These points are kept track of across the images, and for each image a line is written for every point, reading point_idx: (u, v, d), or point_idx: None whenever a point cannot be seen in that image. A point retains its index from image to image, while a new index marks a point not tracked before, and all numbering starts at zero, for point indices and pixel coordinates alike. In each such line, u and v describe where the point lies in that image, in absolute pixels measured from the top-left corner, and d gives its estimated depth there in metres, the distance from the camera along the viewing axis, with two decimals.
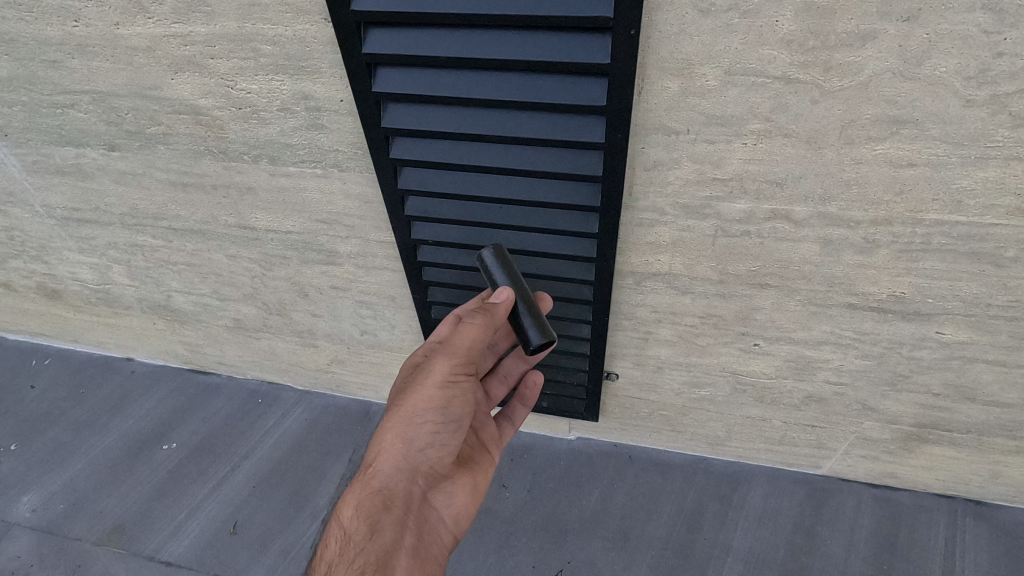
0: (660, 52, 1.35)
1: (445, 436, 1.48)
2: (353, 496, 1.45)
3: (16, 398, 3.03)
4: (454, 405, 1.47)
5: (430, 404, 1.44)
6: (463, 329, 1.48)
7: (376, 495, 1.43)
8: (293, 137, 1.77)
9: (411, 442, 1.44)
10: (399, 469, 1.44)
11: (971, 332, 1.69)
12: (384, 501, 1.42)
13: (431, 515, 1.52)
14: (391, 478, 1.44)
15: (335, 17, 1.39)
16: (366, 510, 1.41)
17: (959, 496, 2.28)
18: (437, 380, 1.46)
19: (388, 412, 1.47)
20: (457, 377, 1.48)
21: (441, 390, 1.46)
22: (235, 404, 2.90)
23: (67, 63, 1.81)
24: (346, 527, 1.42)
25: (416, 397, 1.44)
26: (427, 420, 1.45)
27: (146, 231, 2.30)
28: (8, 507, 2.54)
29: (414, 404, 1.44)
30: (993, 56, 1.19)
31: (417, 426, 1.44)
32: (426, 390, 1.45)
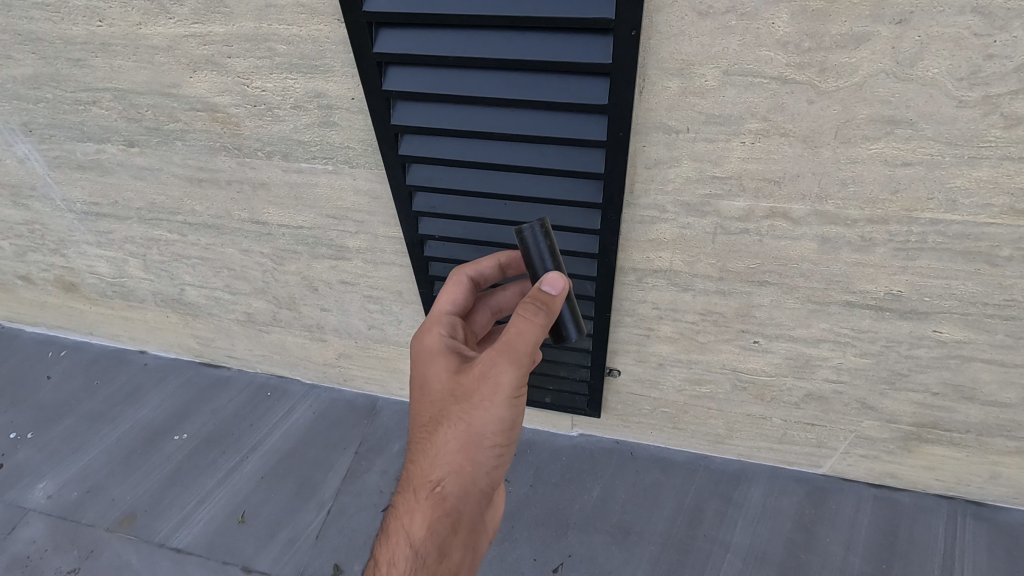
0: (661, 53, 1.39)
1: (511, 451, 1.41)
2: (421, 515, 1.37)
3: (33, 388, 3.11)
4: (521, 420, 1.38)
5: (501, 427, 1.34)
6: (528, 336, 1.35)
7: (447, 519, 1.36)
8: (306, 134, 1.83)
9: (482, 466, 1.36)
10: (470, 492, 1.36)
11: (968, 331, 1.72)
12: (455, 525, 1.36)
13: (488, 524, 1.50)
14: (461, 502, 1.36)
15: (348, 18, 1.45)
16: (437, 535, 1.35)
17: (960, 498, 2.29)
18: (507, 400, 1.33)
19: (453, 432, 1.34)
20: (524, 389, 1.38)
21: (511, 409, 1.35)
22: (245, 396, 2.95)
23: (90, 61, 1.89)
24: (416, 547, 1.36)
25: (488, 420, 1.33)
26: (497, 442, 1.35)
27: (161, 226, 2.37)
28: (23, 493, 2.61)
29: (485, 424, 1.33)
30: (984, 58, 1.23)
31: (489, 450, 1.35)
32: (495, 409, 1.33)
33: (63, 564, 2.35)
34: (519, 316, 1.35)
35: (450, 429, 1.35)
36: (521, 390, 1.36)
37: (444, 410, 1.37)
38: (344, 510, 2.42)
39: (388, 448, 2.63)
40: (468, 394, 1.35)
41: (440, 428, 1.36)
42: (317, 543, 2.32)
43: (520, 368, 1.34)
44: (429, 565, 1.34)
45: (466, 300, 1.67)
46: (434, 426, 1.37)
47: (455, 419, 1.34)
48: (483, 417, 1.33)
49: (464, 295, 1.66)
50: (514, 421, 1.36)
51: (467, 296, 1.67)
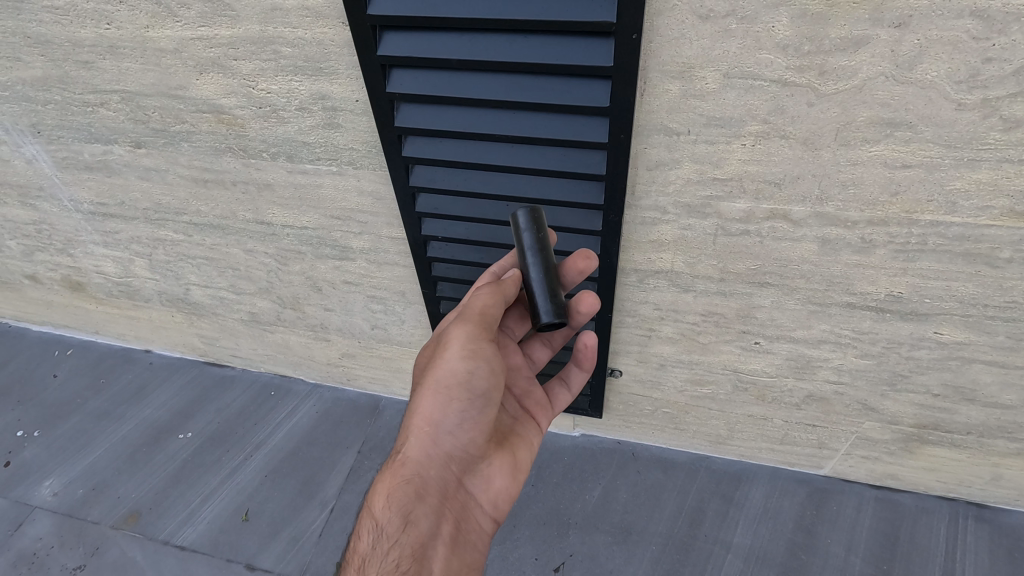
0: (661, 56, 1.40)
1: (473, 413, 1.55)
2: (384, 485, 1.50)
3: (40, 386, 3.14)
4: (477, 378, 1.52)
5: (453, 382, 1.50)
6: (477, 304, 1.56)
7: (408, 484, 1.48)
8: (310, 136, 1.85)
9: (439, 425, 1.52)
10: (430, 454, 1.52)
11: (968, 332, 1.72)
12: (416, 490, 1.48)
13: (466, 501, 1.60)
14: (422, 465, 1.51)
15: (352, 21, 1.46)
16: (399, 501, 1.46)
17: (961, 499, 2.29)
18: (457, 355, 1.51)
19: (416, 398, 1.54)
20: (480, 348, 1.53)
21: (462, 364, 1.51)
22: (249, 395, 2.98)
23: (98, 64, 1.91)
24: (380, 518, 1.46)
25: (440, 377, 1.51)
26: (455, 398, 1.51)
27: (167, 226, 2.39)
28: (30, 490, 2.64)
29: (439, 382, 1.50)
30: (982, 61, 1.24)
31: (444, 409, 1.51)
32: (445, 367, 1.51)
33: (69, 561, 2.37)
34: (472, 292, 1.59)
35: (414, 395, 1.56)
36: (474, 348, 1.52)
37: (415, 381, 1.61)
38: (347, 508, 2.44)
39: (391, 448, 2.65)
40: (429, 361, 1.57)
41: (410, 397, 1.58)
42: (320, 541, 2.34)
43: (467, 328, 1.53)
44: (391, 533, 1.44)
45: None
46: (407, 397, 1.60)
47: (417, 385, 1.56)
48: (436, 376, 1.51)
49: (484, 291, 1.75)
50: (468, 377, 1.51)
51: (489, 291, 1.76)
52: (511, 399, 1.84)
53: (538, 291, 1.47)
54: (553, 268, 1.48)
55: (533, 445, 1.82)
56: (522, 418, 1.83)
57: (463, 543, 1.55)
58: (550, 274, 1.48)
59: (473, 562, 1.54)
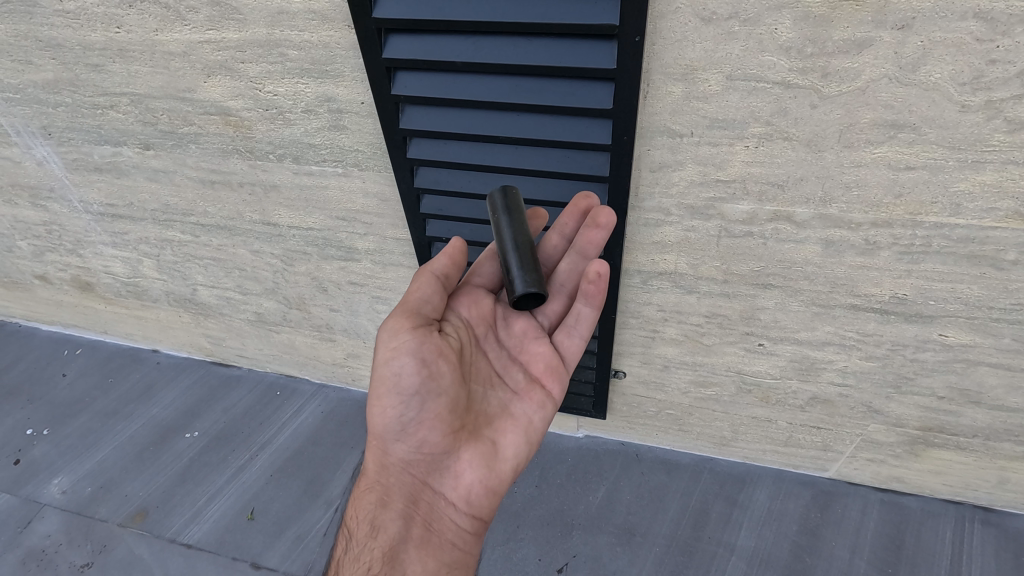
0: (664, 57, 1.41)
1: (412, 413, 1.53)
2: (359, 495, 1.64)
3: (49, 385, 3.17)
4: (402, 378, 1.51)
5: (381, 388, 1.53)
6: (411, 291, 1.61)
7: (372, 492, 1.59)
8: (316, 138, 1.86)
9: (382, 433, 1.56)
10: (385, 462, 1.59)
11: (974, 335, 1.71)
12: (378, 497, 1.57)
13: (438, 501, 1.59)
14: (380, 474, 1.60)
15: (357, 25, 1.48)
16: (366, 509, 1.58)
17: (967, 502, 2.28)
18: (380, 359, 1.53)
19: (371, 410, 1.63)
20: (399, 343, 1.51)
21: (386, 367, 1.52)
22: (254, 395, 3.00)
23: (108, 67, 1.93)
24: (354, 528, 1.58)
25: (371, 382, 1.55)
26: (388, 402, 1.53)
27: (175, 227, 2.42)
28: (39, 488, 2.66)
29: (372, 388, 1.55)
30: (986, 63, 1.24)
31: (380, 415, 1.55)
32: (374, 373, 1.55)
33: (77, 558, 2.39)
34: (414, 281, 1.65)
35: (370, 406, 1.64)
36: (396, 346, 1.51)
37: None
38: None
39: None
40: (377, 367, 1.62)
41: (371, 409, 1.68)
42: (324, 540, 2.35)
43: (388, 325, 1.54)
44: (360, 538, 1.54)
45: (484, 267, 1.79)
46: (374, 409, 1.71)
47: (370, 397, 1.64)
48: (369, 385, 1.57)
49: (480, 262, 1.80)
50: (395, 378, 1.51)
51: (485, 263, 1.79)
52: (508, 375, 1.73)
53: (512, 265, 1.44)
54: (527, 243, 1.45)
55: (533, 421, 1.68)
56: (522, 393, 1.71)
57: (436, 542, 1.56)
58: (522, 248, 1.44)
59: (451, 561, 1.56)
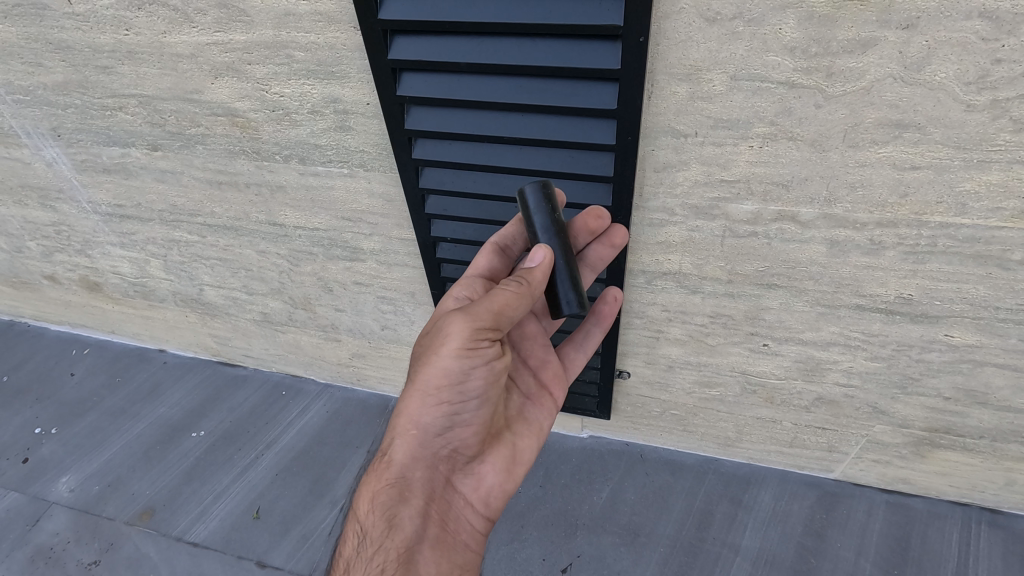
0: (669, 58, 1.42)
1: (465, 414, 1.52)
2: (369, 486, 1.51)
3: (57, 385, 3.20)
4: (470, 378, 1.46)
5: (443, 382, 1.44)
6: (499, 299, 1.42)
7: (392, 486, 1.48)
8: (322, 139, 1.88)
9: (426, 426, 1.49)
10: (416, 456, 1.51)
11: (980, 335, 1.71)
12: (400, 493, 1.48)
13: (456, 500, 1.58)
14: (407, 467, 1.50)
15: (364, 26, 1.49)
16: (383, 504, 1.47)
17: (974, 504, 2.27)
18: (450, 353, 1.43)
19: (403, 397, 1.51)
20: (478, 347, 1.45)
21: (456, 363, 1.44)
22: (260, 394, 3.02)
23: (117, 69, 1.95)
24: (364, 522, 1.48)
25: (429, 373, 1.44)
26: (443, 398, 1.46)
27: (182, 227, 2.44)
28: (48, 486, 2.69)
29: (431, 380, 1.45)
30: (991, 62, 1.23)
31: (431, 409, 1.47)
32: (437, 366, 1.44)
33: (85, 556, 2.41)
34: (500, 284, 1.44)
35: (402, 392, 1.52)
36: (473, 349, 1.44)
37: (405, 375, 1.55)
38: None
39: None
40: (422, 354, 1.49)
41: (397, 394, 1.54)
42: (329, 540, 2.35)
43: (471, 325, 1.42)
44: (375, 536, 1.45)
45: (494, 264, 1.71)
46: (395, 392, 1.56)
47: (405, 383, 1.51)
48: (424, 376, 1.46)
49: (489, 260, 1.70)
50: (463, 377, 1.46)
51: (495, 260, 1.71)
52: (522, 379, 1.78)
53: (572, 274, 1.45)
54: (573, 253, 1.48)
55: (542, 428, 1.76)
56: (534, 398, 1.78)
57: (452, 544, 1.54)
58: (572, 258, 1.46)
59: (464, 563, 1.54)
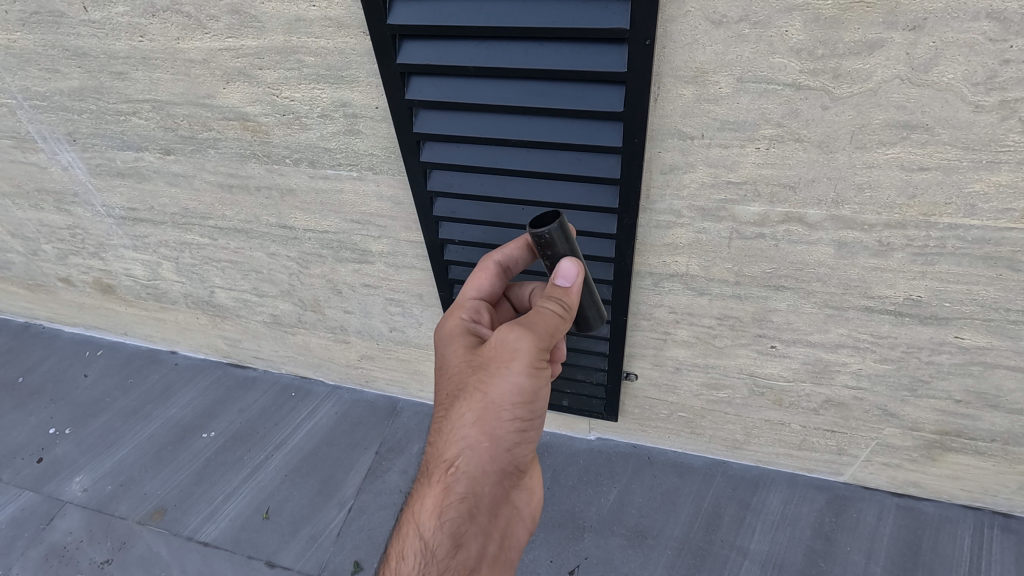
0: (675, 60, 1.42)
1: (532, 431, 1.42)
2: (435, 499, 1.38)
3: (72, 385, 3.24)
4: (539, 397, 1.39)
5: (517, 401, 1.35)
6: (549, 320, 1.38)
7: (461, 502, 1.37)
8: (332, 142, 1.90)
9: (499, 442, 1.37)
10: (486, 472, 1.37)
11: (990, 337, 1.70)
12: (469, 510, 1.37)
13: (512, 515, 1.50)
14: (478, 484, 1.37)
15: (373, 31, 1.51)
16: (451, 522, 1.36)
17: (986, 508, 2.24)
18: (519, 370, 1.34)
19: (469, 410, 1.36)
20: (542, 365, 1.38)
21: (526, 381, 1.35)
22: (270, 396, 3.04)
23: (132, 74, 1.99)
24: (429, 538, 1.37)
25: (502, 389, 1.34)
26: (515, 414, 1.36)
27: (194, 230, 2.47)
28: (61, 485, 2.73)
29: (505, 396, 1.34)
30: (1000, 63, 1.23)
31: (504, 426, 1.36)
32: (509, 384, 1.35)
33: (97, 555, 2.44)
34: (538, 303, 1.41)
35: (468, 404, 1.37)
36: (540, 365, 1.37)
37: (463, 384, 1.40)
38: (364, 509, 2.48)
39: (409, 448, 2.69)
40: (482, 367, 1.38)
41: (459, 404, 1.38)
42: (338, 541, 2.38)
43: (536, 343, 1.35)
44: (442, 556, 1.36)
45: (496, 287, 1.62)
46: (453, 401, 1.40)
47: (471, 395, 1.37)
48: (496, 389, 1.35)
49: (490, 282, 1.61)
50: (533, 396, 1.37)
51: (495, 283, 1.62)
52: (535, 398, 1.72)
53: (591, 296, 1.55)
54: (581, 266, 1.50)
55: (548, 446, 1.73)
56: None
57: (505, 560, 1.49)
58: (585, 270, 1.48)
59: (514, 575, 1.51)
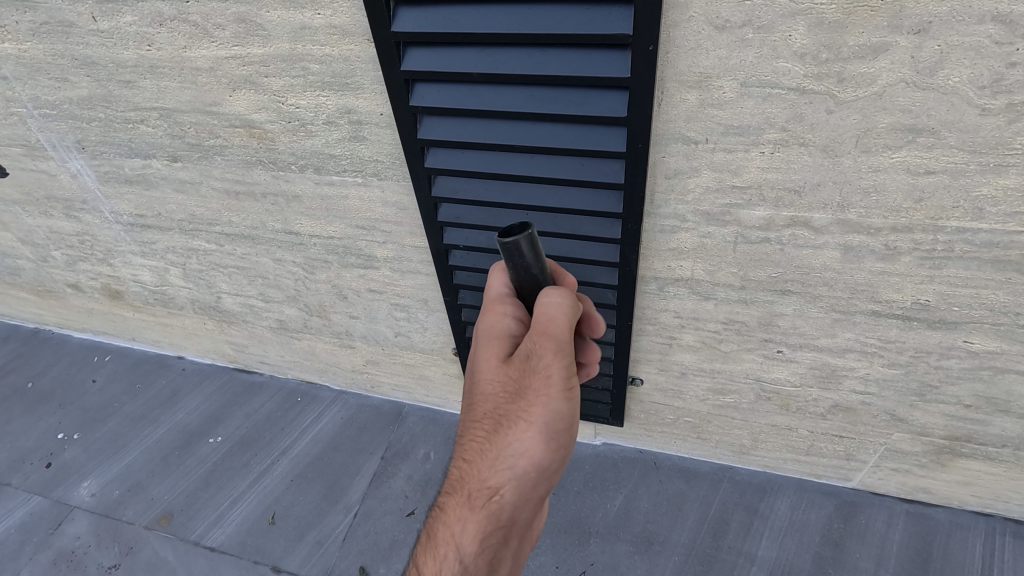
0: (678, 66, 1.42)
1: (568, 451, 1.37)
2: (473, 527, 1.26)
3: (79, 391, 3.27)
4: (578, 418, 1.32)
5: (561, 425, 1.26)
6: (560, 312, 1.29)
7: (500, 530, 1.28)
8: (337, 149, 1.91)
9: (542, 469, 1.28)
10: (525, 500, 1.30)
11: (1000, 341, 1.67)
12: (506, 536, 1.29)
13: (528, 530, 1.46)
14: (517, 509, 1.29)
15: (376, 38, 1.52)
16: (488, 549, 1.27)
17: (998, 515, 2.21)
18: (562, 394, 1.25)
19: (508, 434, 1.26)
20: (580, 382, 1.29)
21: (568, 404, 1.27)
22: (276, 401, 3.06)
23: (139, 83, 2.01)
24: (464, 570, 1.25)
25: (546, 416, 1.24)
26: (559, 438, 1.28)
27: (200, 236, 2.49)
28: (70, 490, 2.74)
29: (550, 421, 1.24)
30: (1006, 66, 1.22)
31: (549, 453, 1.28)
32: (553, 407, 1.25)
33: (105, 560, 2.45)
34: (547, 298, 1.30)
35: (511, 428, 1.25)
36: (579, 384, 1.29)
37: (501, 404, 1.28)
38: (369, 513, 2.48)
39: (414, 453, 2.70)
40: (522, 388, 1.26)
41: (501, 427, 1.26)
42: (344, 546, 2.38)
43: (567, 358, 1.27)
44: None
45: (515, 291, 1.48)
46: (494, 423, 1.28)
47: (516, 417, 1.25)
48: (541, 413, 1.24)
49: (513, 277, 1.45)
50: (574, 417, 1.29)
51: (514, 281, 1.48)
52: None
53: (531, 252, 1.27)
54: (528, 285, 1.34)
55: None
56: None
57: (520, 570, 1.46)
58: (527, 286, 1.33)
59: None
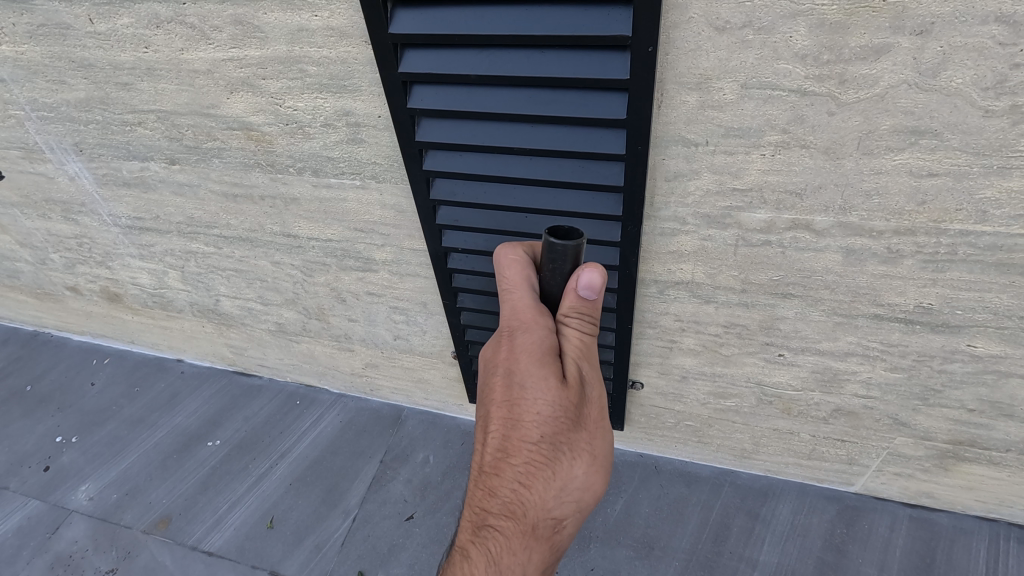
0: (678, 67, 1.41)
1: None
2: (539, 555, 1.26)
3: (78, 394, 3.26)
4: None
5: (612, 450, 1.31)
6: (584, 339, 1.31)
7: (558, 552, 1.30)
8: (335, 151, 1.90)
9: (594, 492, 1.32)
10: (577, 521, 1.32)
11: (1005, 345, 1.66)
12: (559, 555, 1.32)
13: None
14: (572, 531, 1.31)
15: (374, 40, 1.51)
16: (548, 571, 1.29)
17: (1002, 520, 2.19)
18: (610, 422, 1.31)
19: (572, 467, 1.23)
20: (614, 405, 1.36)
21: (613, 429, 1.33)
22: (275, 404, 3.05)
23: (136, 85, 2.00)
24: None
25: (605, 445, 1.28)
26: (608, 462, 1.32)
27: (199, 239, 2.48)
28: (68, 494, 2.73)
29: (607, 449, 1.28)
30: (1009, 67, 1.21)
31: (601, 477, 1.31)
32: (606, 435, 1.29)
33: (103, 564, 2.44)
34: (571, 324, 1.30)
35: (577, 458, 1.23)
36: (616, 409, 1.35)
37: (563, 432, 1.21)
38: (368, 518, 2.47)
39: (414, 456, 2.69)
40: (583, 418, 1.24)
41: (566, 457, 1.22)
42: (343, 550, 2.36)
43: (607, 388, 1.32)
44: None
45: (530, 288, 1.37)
46: (556, 452, 1.21)
47: (580, 447, 1.23)
48: (600, 442, 1.27)
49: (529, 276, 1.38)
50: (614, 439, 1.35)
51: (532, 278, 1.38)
52: None
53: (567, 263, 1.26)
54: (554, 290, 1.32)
55: None
56: None
57: None
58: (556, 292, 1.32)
59: None
